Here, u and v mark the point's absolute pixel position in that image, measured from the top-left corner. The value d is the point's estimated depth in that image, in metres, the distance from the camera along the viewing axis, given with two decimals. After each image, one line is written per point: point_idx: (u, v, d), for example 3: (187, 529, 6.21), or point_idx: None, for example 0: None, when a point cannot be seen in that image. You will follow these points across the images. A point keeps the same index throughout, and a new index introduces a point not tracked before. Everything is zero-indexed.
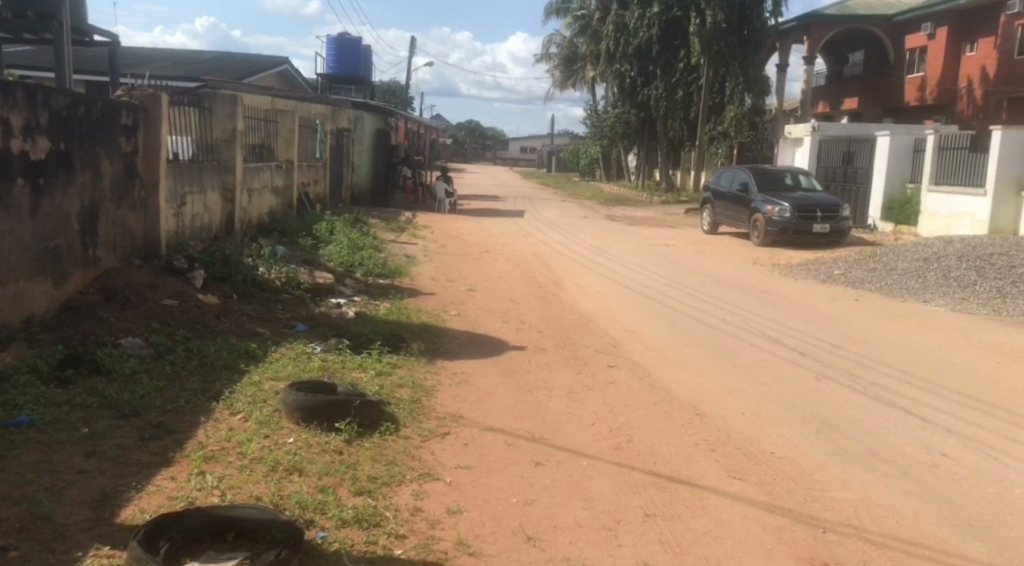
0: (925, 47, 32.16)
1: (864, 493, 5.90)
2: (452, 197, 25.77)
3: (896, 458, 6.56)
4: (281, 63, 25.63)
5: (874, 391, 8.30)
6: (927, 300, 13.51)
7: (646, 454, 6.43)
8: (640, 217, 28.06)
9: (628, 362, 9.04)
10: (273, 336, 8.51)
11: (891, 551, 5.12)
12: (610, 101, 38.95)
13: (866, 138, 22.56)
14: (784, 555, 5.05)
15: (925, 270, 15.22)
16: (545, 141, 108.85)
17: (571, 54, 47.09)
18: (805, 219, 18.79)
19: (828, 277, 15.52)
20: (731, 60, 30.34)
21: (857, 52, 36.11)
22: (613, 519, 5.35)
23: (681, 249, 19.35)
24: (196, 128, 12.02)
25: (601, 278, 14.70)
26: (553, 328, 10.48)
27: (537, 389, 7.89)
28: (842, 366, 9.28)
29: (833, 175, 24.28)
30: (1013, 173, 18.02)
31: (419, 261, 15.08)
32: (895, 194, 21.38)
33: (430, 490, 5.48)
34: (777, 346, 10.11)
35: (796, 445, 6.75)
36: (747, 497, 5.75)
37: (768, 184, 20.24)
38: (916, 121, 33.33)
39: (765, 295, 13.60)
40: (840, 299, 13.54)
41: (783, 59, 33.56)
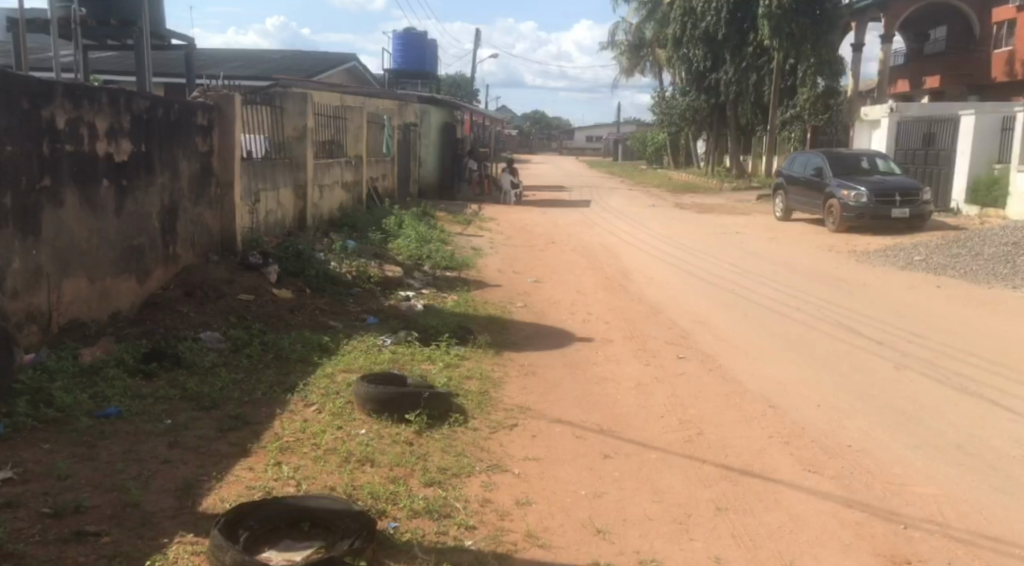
0: (1013, 20, 31.08)
1: (946, 488, 5.78)
2: (519, 188, 25.83)
3: (982, 452, 6.40)
4: (350, 59, 25.91)
5: (957, 382, 8.10)
6: (1016, 286, 13.09)
7: (717, 447, 6.40)
8: (710, 205, 27.71)
9: (698, 353, 8.99)
10: (344, 329, 8.69)
11: (977, 549, 5.01)
12: (678, 88, 38.49)
13: (949, 118, 21.94)
14: (862, 551, 4.98)
15: (1012, 255, 14.74)
16: (612, 129, 108.11)
17: (638, 41, 46.67)
18: (883, 204, 18.35)
19: (907, 264, 15.13)
20: (804, 42, 29.75)
21: (939, 28, 35.24)
22: (685, 513, 5.34)
23: (753, 237, 19.06)
24: (269, 125, 12.32)
25: (670, 268, 14.60)
26: (621, 319, 10.46)
27: (607, 381, 7.91)
28: (923, 356, 9.07)
29: (913, 157, 23.67)
30: None
31: (486, 253, 15.18)
32: (981, 176, 20.75)
33: (500, 482, 5.55)
34: (854, 336, 9.91)
35: (873, 438, 6.64)
36: (823, 491, 5.69)
37: (843, 169, 19.81)
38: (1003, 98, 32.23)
39: (841, 283, 13.35)
40: (922, 286, 13.20)
41: (859, 39, 32.72)
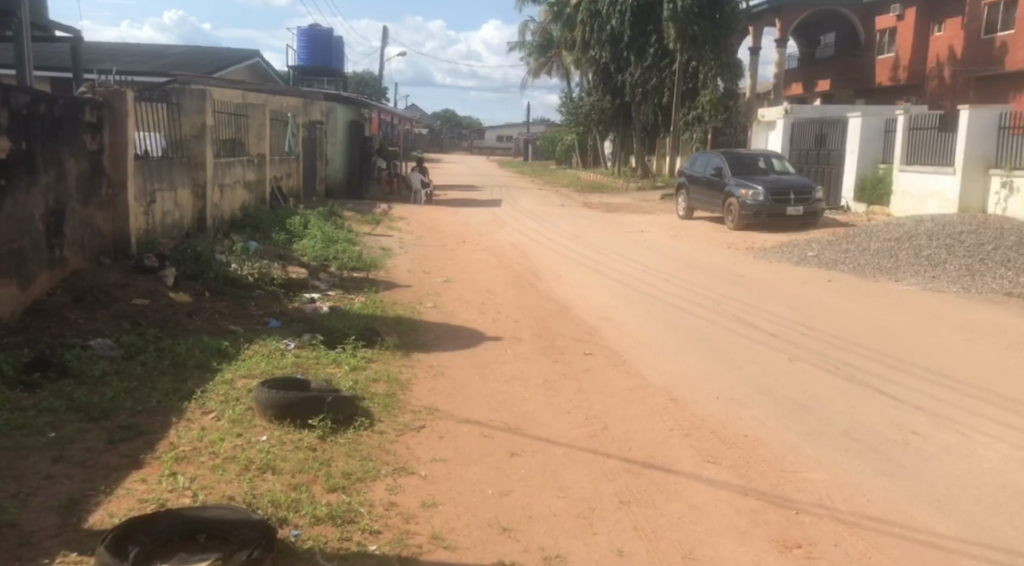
0: (894, 28, 33.03)
1: (835, 473, 6.00)
2: (429, 187, 25.72)
3: (867, 438, 6.68)
4: (253, 56, 25.40)
5: (846, 372, 8.43)
6: (899, 279, 13.71)
7: (621, 441, 6.49)
8: (617, 204, 28.15)
9: (605, 349, 9.11)
10: (246, 333, 8.50)
11: (862, 530, 5.21)
12: (586, 89, 38.98)
13: (838, 119, 22.88)
14: (757, 538, 5.12)
15: (897, 249, 15.42)
16: (521, 130, 109.04)
17: (546, 42, 46.92)
18: (778, 202, 18.95)
19: (801, 260, 15.65)
20: (705, 45, 30.44)
21: (828, 34, 36.94)
22: (589, 507, 5.40)
23: (658, 235, 19.43)
24: (165, 123, 11.97)
25: (576, 266, 14.77)
26: (529, 318, 10.52)
27: (514, 379, 7.94)
28: (815, 347, 9.40)
29: (805, 157, 24.57)
30: (982, 151, 18.22)
31: (395, 253, 15.09)
32: (867, 175, 21.62)
33: (405, 484, 5.52)
34: (752, 329, 10.21)
35: (768, 427, 6.85)
36: (721, 481, 5.83)
37: (742, 168, 20.37)
38: (886, 103, 34.08)
39: (739, 279, 13.73)
40: (814, 281, 13.69)
41: (756, 43, 33.75)
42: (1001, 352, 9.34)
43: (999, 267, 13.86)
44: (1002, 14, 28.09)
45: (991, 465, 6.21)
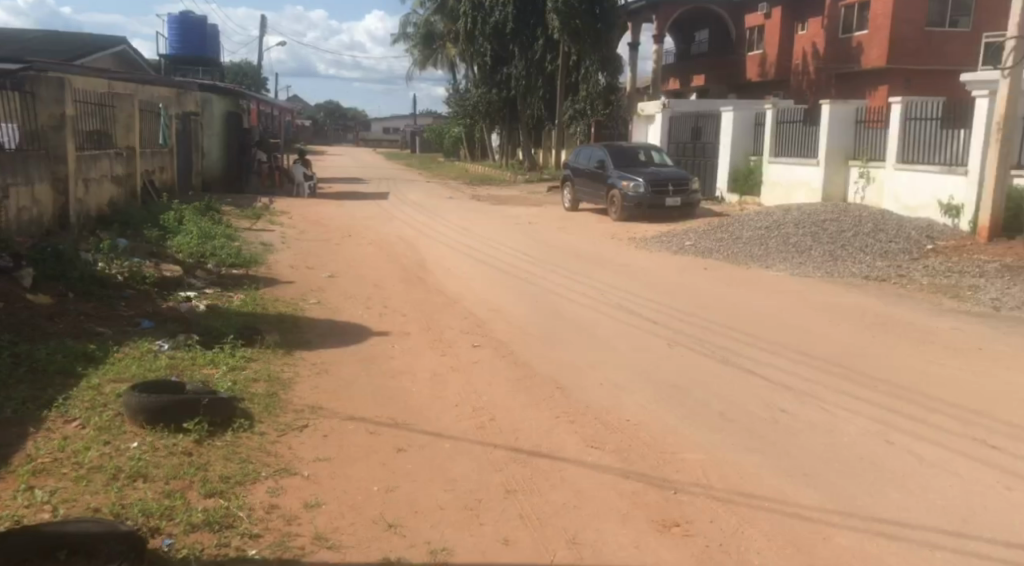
0: (762, 26, 34.36)
1: (711, 453, 6.21)
2: (312, 180, 25.27)
3: (741, 418, 6.94)
4: (119, 43, 24.34)
5: (722, 355, 8.74)
6: (770, 266, 14.28)
7: (508, 430, 6.54)
8: (504, 196, 28.32)
9: (492, 341, 9.15)
10: (114, 336, 8.15)
11: (735, 506, 5.41)
12: (471, 81, 38.99)
13: (712, 113, 23.67)
14: (638, 518, 5.25)
15: (768, 236, 16.05)
16: (409, 122, 108.32)
17: (429, 33, 46.73)
18: (658, 194, 19.44)
19: (679, 249, 16.09)
20: (587, 39, 31.08)
21: (703, 31, 38.21)
22: (476, 499, 5.42)
23: (544, 226, 19.64)
24: (18, 114, 11.35)
25: (463, 258, 14.79)
26: (416, 311, 10.48)
27: (400, 374, 7.89)
28: (692, 332, 9.70)
29: (683, 149, 25.32)
30: (842, 143, 19.13)
31: (276, 248, 14.77)
32: (740, 166, 22.39)
33: (287, 486, 5.41)
34: (633, 317, 10.45)
35: (649, 411, 7.02)
36: (604, 465, 5.95)
37: (623, 160, 20.79)
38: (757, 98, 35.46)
39: (621, 268, 14.01)
40: (692, 269, 14.09)
41: (635, 38, 34.46)
42: (862, 332, 9.85)
43: (860, 252, 14.59)
44: (858, 14, 29.57)
45: (853, 439, 6.54)
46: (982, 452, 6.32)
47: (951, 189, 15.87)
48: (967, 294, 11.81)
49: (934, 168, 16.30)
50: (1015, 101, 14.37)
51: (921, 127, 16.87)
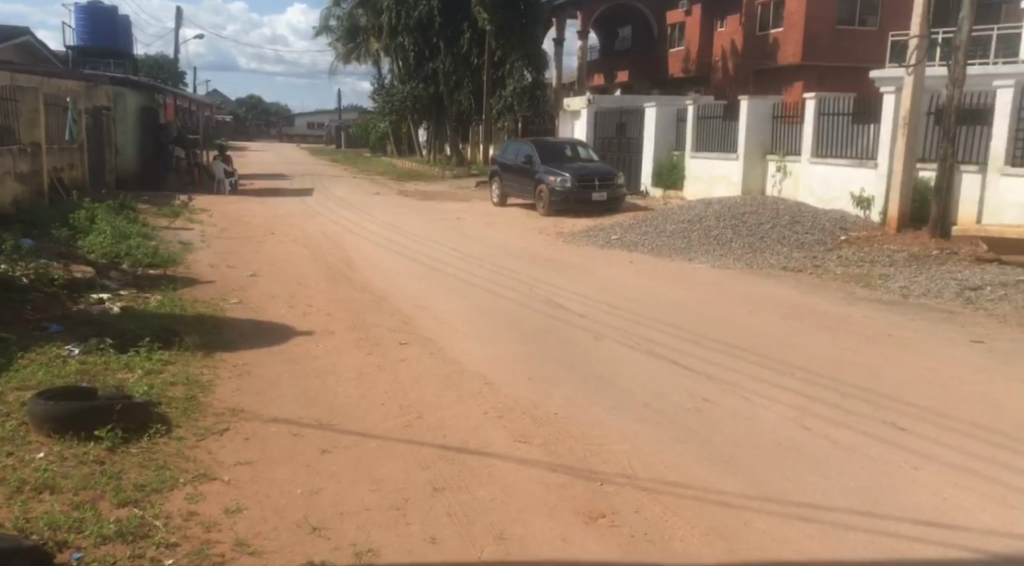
0: (683, 23, 34.89)
1: (637, 443, 6.26)
2: (232, 176, 24.74)
3: (665, 408, 7.02)
4: (22, 35, 23.44)
5: (647, 347, 8.83)
6: (694, 258, 14.49)
7: (435, 428, 6.49)
8: (431, 192, 28.18)
9: (419, 338, 9.08)
10: (20, 341, 7.84)
11: (660, 495, 5.45)
12: (396, 77, 38.61)
13: (636, 109, 23.94)
14: (564, 511, 5.25)
15: (690, 229, 16.29)
16: (333, 117, 107.02)
17: (352, 27, 46.27)
18: (584, 188, 19.57)
19: (606, 243, 16.22)
20: (511, 34, 31.48)
21: (626, 27, 38.65)
22: (402, 498, 5.36)
23: (472, 222, 19.59)
24: None
25: (389, 255, 14.65)
26: (341, 309, 10.33)
27: (325, 374, 7.77)
28: (618, 325, 9.78)
29: (608, 145, 25.55)
30: (760, 138, 19.53)
31: (195, 247, 14.41)
32: (663, 161, 22.67)
33: (206, 492, 5.27)
34: (559, 310, 10.49)
35: (576, 404, 7.04)
36: (531, 459, 5.94)
37: (550, 156, 20.87)
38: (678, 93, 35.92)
39: (548, 262, 14.06)
40: (617, 262, 14.21)
41: (560, 34, 34.61)
42: (781, 321, 10.07)
43: (778, 244, 14.91)
44: (774, 12, 30.30)
45: (773, 426, 6.67)
46: (894, 435, 6.51)
47: (862, 182, 16.35)
48: (878, 283, 12.17)
49: (846, 162, 16.79)
50: (920, 96, 14.82)
51: (835, 122, 17.33)
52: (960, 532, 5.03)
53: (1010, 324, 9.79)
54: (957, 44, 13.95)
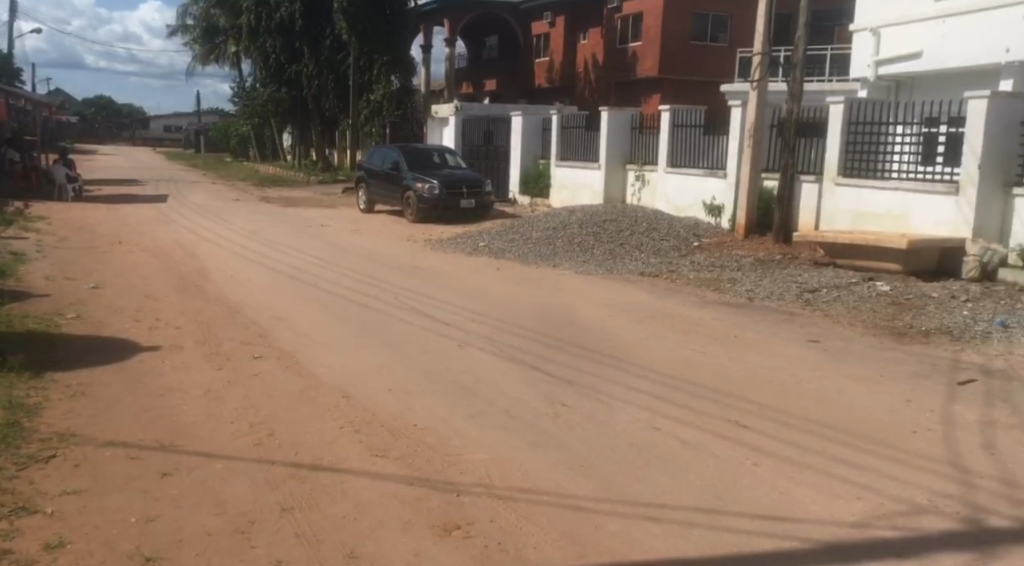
0: (547, 34, 35.42)
1: (495, 451, 6.21)
2: (76, 182, 23.40)
3: (523, 414, 7.00)
4: None
5: (509, 353, 8.83)
6: (558, 265, 14.62)
7: (287, 445, 6.25)
8: (295, 198, 27.50)
9: (274, 350, 8.77)
10: None
11: (516, 503, 5.41)
12: (256, 79, 37.52)
13: (503, 117, 24.12)
14: (419, 525, 5.12)
15: (555, 237, 16.45)
16: (191, 121, 103.22)
17: (210, 28, 44.83)
18: (452, 196, 19.50)
19: (473, 250, 16.18)
20: (376, 39, 31.19)
21: (492, 36, 38.95)
22: (247, 521, 5.12)
23: (337, 229, 19.20)
24: None
25: (247, 264, 14.15)
26: (191, 322, 9.88)
27: (170, 391, 7.37)
28: (480, 332, 9.74)
29: (475, 152, 25.60)
30: (619, 148, 19.94)
31: (32, 259, 13.50)
32: (529, 169, 22.87)
33: (26, 526, 4.88)
34: (422, 318, 10.36)
35: (436, 414, 6.94)
36: (386, 474, 5.79)
37: (416, 162, 20.72)
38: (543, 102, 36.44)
39: (414, 270, 13.91)
40: (482, 269, 14.17)
41: (426, 41, 34.49)
42: (641, 325, 10.26)
43: (636, 250, 15.24)
44: (633, 26, 31.18)
45: (629, 428, 6.76)
46: (741, 433, 6.70)
47: (712, 191, 16.99)
48: (727, 286, 12.61)
49: (699, 172, 17.38)
50: (763, 111, 15.45)
51: (688, 134, 17.94)
52: (800, 524, 5.20)
53: (844, 324, 10.31)
54: (795, 61, 14.60)
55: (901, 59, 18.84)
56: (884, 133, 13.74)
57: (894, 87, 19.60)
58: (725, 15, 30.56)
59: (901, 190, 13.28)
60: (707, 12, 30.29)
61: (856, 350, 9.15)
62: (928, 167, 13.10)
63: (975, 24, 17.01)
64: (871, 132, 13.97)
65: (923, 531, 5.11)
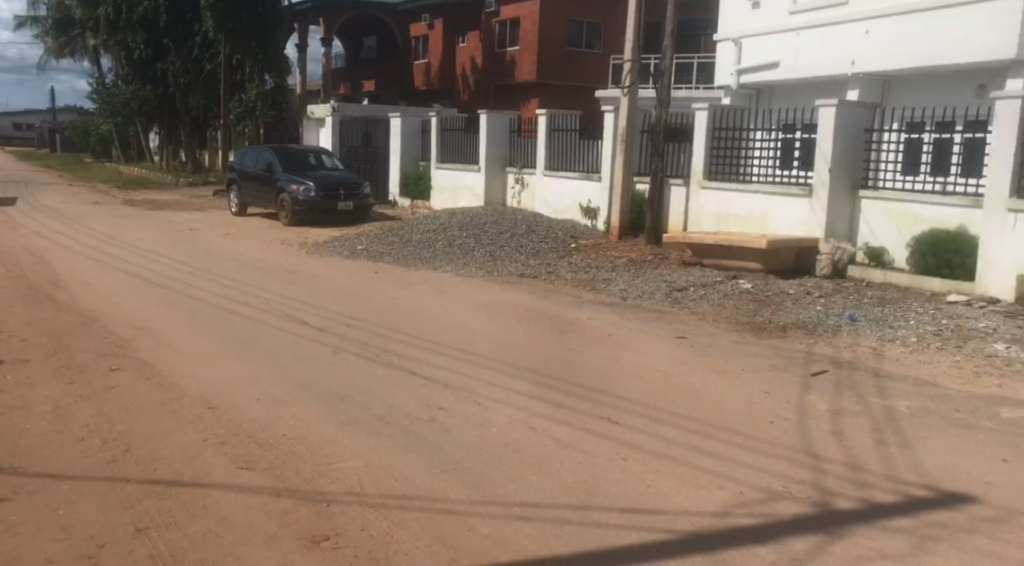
0: (425, 36, 35.39)
1: (367, 459, 6.19)
2: None
3: (398, 419, 7.01)
4: None
5: (384, 358, 8.82)
6: (437, 267, 14.64)
7: (145, 461, 6.06)
8: (161, 201, 26.53)
9: (133, 362, 8.46)
10: None
11: (387, 509, 5.40)
12: (118, 76, 35.98)
13: (381, 119, 23.96)
14: (285, 538, 5.05)
15: (434, 239, 16.46)
16: (48, 119, 98.05)
17: (65, 20, 42.60)
18: (329, 198, 19.25)
19: (350, 253, 16.02)
20: (247, 38, 30.18)
21: (370, 37, 38.62)
22: (96, 544, 4.91)
23: (207, 233, 18.66)
24: None
25: (107, 271, 13.58)
26: (42, 334, 9.42)
27: (15, 410, 7.02)
28: (356, 337, 9.67)
29: (354, 154, 25.33)
30: (498, 151, 20.10)
31: None
32: (409, 171, 22.80)
33: None
34: (295, 325, 10.20)
35: (306, 423, 6.86)
36: (252, 487, 5.69)
37: (291, 163, 20.32)
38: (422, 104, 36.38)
39: (287, 275, 13.67)
40: (361, 273, 14.05)
41: (301, 39, 33.88)
42: (517, 326, 10.40)
43: (516, 252, 15.40)
44: (511, 30, 31.50)
45: (503, 428, 6.86)
46: (612, 429, 6.90)
47: (589, 194, 17.36)
48: (602, 287, 12.91)
49: (575, 175, 17.73)
50: (634, 116, 15.88)
51: (564, 138, 18.27)
52: (664, 517, 5.39)
53: (709, 321, 10.73)
54: (663, 69, 15.09)
55: (761, 68, 19.68)
56: (745, 139, 14.36)
57: (755, 95, 20.47)
58: (599, 23, 31.26)
59: (761, 193, 13.92)
60: (582, 19, 30.91)
61: (721, 345, 9.55)
62: (785, 170, 13.78)
63: (829, 37, 17.94)
64: (734, 138, 14.59)
65: (779, 516, 5.39)
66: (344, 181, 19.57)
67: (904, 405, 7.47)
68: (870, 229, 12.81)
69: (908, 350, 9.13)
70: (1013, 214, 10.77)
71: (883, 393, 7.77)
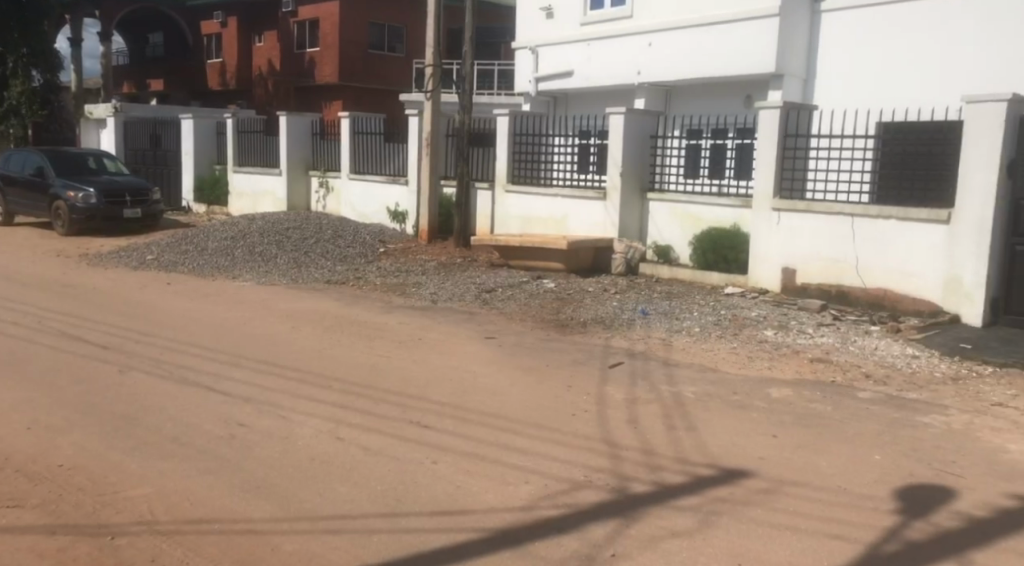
0: (219, 34, 34.08)
1: (159, 484, 5.99)
2: None
3: (195, 439, 6.80)
4: None
5: (179, 374, 8.51)
6: (235, 276, 14.23)
7: None
8: None
9: None
10: None
11: (180, 536, 5.26)
12: None
13: (172, 120, 22.93)
14: None
15: (233, 246, 15.98)
16: None
17: None
18: (113, 204, 18.28)
19: (140, 264, 15.26)
20: (10, 31, 28.01)
21: (156, 33, 36.80)
22: None
23: None
24: None
25: None
26: None
27: None
28: (146, 353, 9.27)
29: (143, 157, 24.08)
30: (300, 154, 19.77)
31: None
32: (204, 176, 21.96)
33: None
34: (75, 344, 9.63)
35: (88, 451, 6.53)
36: (23, 526, 5.37)
37: (66, 166, 19.05)
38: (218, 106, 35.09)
39: (65, 289, 12.85)
40: (151, 284, 13.44)
41: (75, 34, 31.82)
42: (320, 334, 10.31)
43: (321, 258, 15.24)
44: (309, 31, 31.02)
45: (306, 440, 6.81)
46: (418, 432, 7.02)
47: (396, 197, 17.44)
48: (411, 290, 13.02)
49: (381, 178, 17.73)
50: (437, 120, 16.07)
51: (367, 141, 18.23)
52: (465, 517, 5.55)
53: (512, 320, 11.07)
54: (463, 74, 15.36)
55: (556, 76, 20.41)
56: (544, 144, 14.87)
57: (552, 102, 21.22)
58: (398, 27, 31.39)
59: (560, 197, 14.52)
60: (381, 21, 30.92)
61: (524, 344, 9.87)
62: (583, 175, 14.44)
63: (616, 48, 18.89)
64: (533, 143, 15.08)
65: (578, 507, 5.68)
66: (128, 186, 18.61)
67: (690, 391, 8.03)
68: (657, 228, 13.61)
69: (692, 340, 9.81)
70: (777, 212, 11.77)
71: (672, 381, 8.31)
